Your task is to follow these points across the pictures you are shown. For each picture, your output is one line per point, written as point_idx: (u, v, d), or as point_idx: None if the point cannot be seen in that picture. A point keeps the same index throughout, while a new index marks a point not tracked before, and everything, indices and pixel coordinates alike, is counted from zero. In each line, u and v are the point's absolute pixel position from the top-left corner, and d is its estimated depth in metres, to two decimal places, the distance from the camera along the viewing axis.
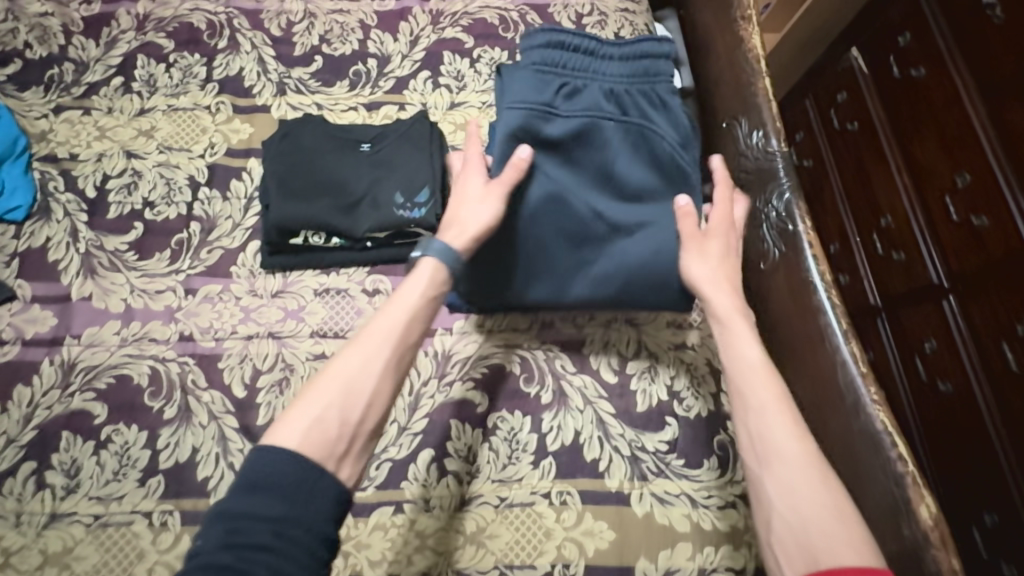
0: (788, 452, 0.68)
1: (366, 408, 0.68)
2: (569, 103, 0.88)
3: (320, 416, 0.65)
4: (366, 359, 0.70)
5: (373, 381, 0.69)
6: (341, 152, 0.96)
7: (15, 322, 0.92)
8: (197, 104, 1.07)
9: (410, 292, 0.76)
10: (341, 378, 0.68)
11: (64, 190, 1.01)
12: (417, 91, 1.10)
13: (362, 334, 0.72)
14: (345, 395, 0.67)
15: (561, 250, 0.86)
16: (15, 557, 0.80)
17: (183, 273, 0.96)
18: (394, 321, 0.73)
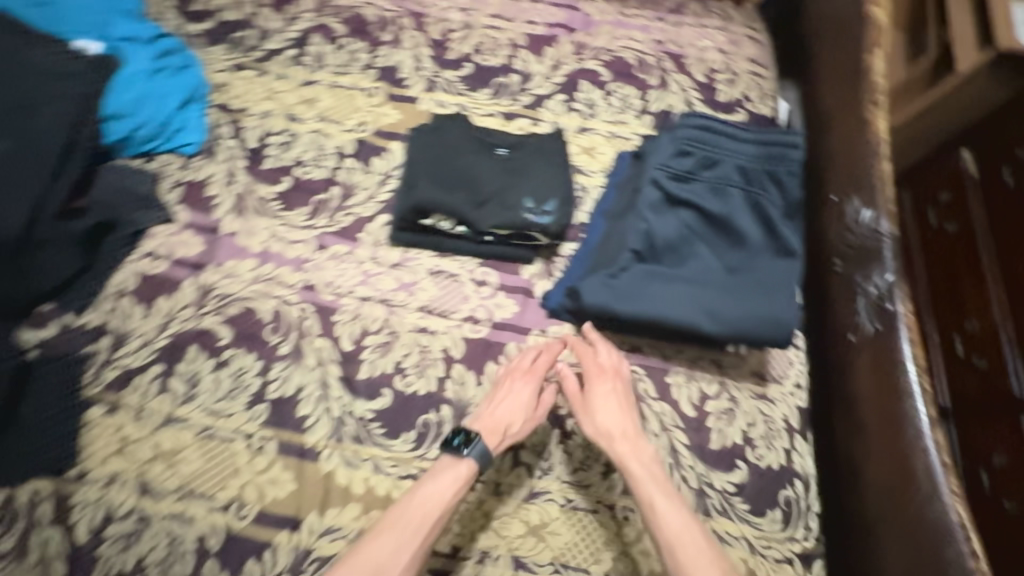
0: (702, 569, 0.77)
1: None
2: (705, 171, 0.95)
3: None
4: (396, 544, 0.78)
5: (400, 565, 0.77)
6: (480, 153, 1.04)
7: (168, 241, 1.03)
8: (356, 85, 1.19)
9: (448, 478, 0.83)
10: (373, 561, 0.76)
11: (230, 135, 1.13)
12: (551, 111, 1.18)
13: (398, 522, 0.79)
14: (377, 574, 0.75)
15: (678, 289, 0.88)
16: (129, 446, 0.89)
17: (318, 229, 1.05)
18: (427, 509, 0.80)
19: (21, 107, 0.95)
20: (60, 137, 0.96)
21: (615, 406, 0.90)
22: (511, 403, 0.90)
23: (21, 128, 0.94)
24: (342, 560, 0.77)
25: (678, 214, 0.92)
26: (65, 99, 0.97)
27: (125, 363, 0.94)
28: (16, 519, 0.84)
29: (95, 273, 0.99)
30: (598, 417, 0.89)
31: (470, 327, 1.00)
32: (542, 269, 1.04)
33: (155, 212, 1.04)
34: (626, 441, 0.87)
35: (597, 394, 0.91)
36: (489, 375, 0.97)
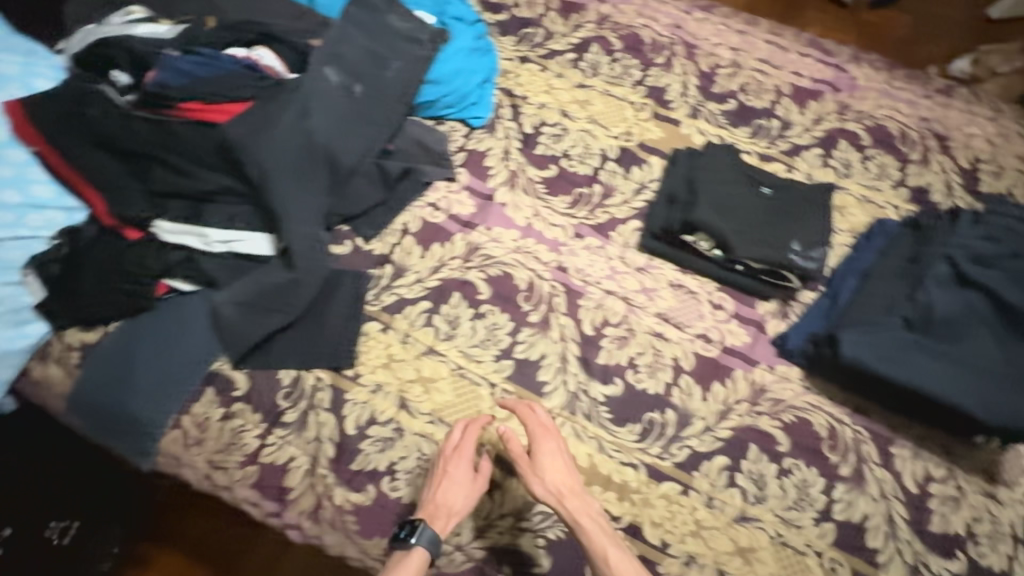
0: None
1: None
2: (1004, 261, 0.98)
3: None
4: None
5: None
6: (746, 186, 1.09)
7: (449, 196, 1.15)
8: (626, 97, 1.28)
9: (405, 567, 0.84)
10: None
11: (510, 118, 1.25)
12: (806, 162, 1.21)
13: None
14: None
15: (955, 361, 0.91)
16: (394, 364, 1.01)
17: (577, 219, 1.15)
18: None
19: (377, 58, 1.11)
20: (401, 88, 1.11)
21: (560, 460, 0.91)
22: (454, 486, 0.88)
23: (374, 74, 1.10)
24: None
25: (965, 294, 0.96)
26: (408, 59, 1.13)
27: (400, 292, 1.07)
28: (300, 397, 0.97)
29: (388, 208, 1.12)
30: (548, 476, 0.89)
31: (702, 345, 1.05)
32: (777, 309, 1.08)
33: (441, 168, 1.17)
34: (575, 498, 0.88)
35: (543, 452, 0.91)
36: (714, 394, 1.01)
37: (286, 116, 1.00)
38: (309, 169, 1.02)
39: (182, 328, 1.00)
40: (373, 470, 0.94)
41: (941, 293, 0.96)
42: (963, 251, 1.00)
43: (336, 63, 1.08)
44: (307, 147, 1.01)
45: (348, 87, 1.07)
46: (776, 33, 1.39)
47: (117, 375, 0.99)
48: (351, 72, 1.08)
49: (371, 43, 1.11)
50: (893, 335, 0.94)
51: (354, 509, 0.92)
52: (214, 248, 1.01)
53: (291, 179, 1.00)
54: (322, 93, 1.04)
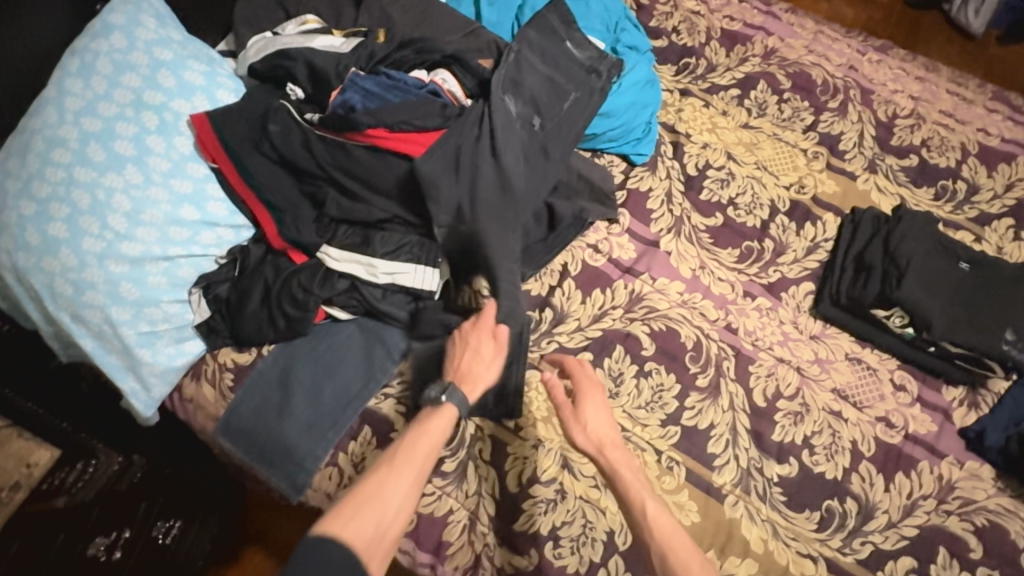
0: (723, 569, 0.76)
1: (397, 516, 0.76)
2: None
3: (357, 514, 0.73)
4: (400, 473, 0.78)
5: (401, 494, 0.77)
6: (944, 260, 1.00)
7: (610, 239, 1.09)
8: (796, 144, 1.19)
9: (439, 422, 0.84)
10: (376, 484, 0.77)
11: (672, 157, 1.18)
12: (996, 233, 1.11)
13: (409, 446, 0.81)
14: (377, 500, 0.75)
15: None
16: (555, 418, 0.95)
17: (746, 276, 1.07)
18: (429, 443, 0.82)
19: (555, 89, 1.04)
20: (579, 121, 1.04)
21: (603, 412, 0.90)
22: (482, 355, 0.90)
23: (556, 107, 1.03)
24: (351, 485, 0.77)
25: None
26: (586, 92, 1.06)
27: (562, 340, 1.01)
28: (460, 445, 0.93)
29: (550, 245, 1.07)
30: (590, 425, 0.89)
31: (884, 429, 0.97)
32: (966, 396, 0.99)
33: (604, 207, 1.10)
34: (615, 449, 0.87)
35: (588, 403, 0.91)
36: (898, 486, 0.93)
37: (482, 155, 0.95)
38: (511, 209, 0.96)
39: (340, 359, 0.98)
40: (535, 534, 0.88)
41: None
42: None
43: (515, 93, 1.01)
44: (501, 190, 0.95)
45: (529, 120, 1.01)
46: (957, 84, 1.28)
47: (271, 403, 0.96)
48: (530, 102, 1.02)
49: (547, 73, 1.05)
50: None
51: (514, 572, 0.87)
52: (379, 279, 0.97)
53: (490, 221, 0.94)
54: (508, 128, 0.98)
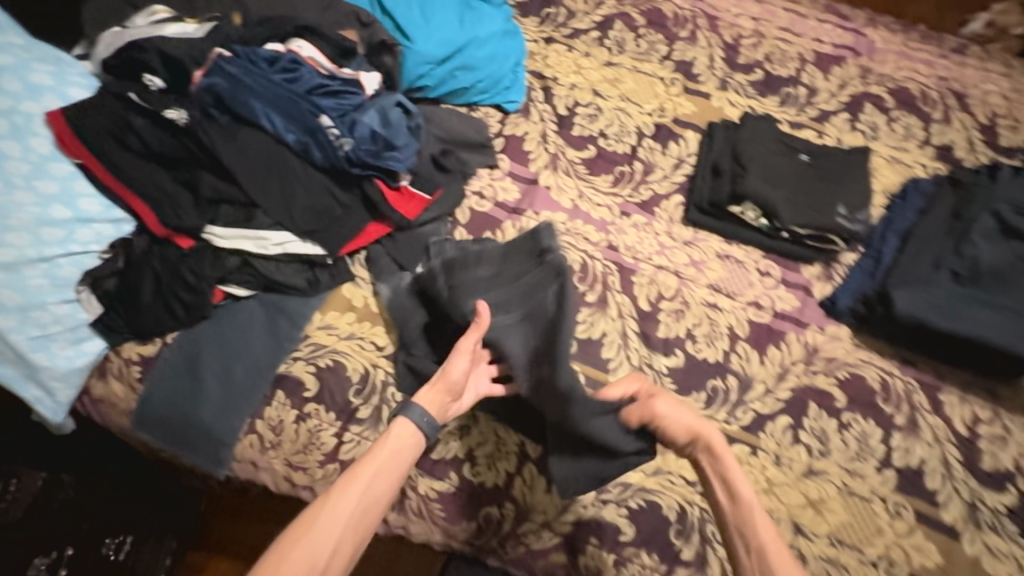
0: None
1: (332, 561, 0.76)
2: None
3: (289, 560, 0.73)
4: (343, 517, 0.77)
5: (338, 537, 0.76)
6: (786, 155, 1.12)
7: (493, 184, 1.16)
8: (655, 73, 1.29)
9: (400, 452, 0.83)
10: (320, 527, 0.76)
11: (544, 101, 1.25)
12: (836, 127, 1.24)
13: (362, 473, 0.80)
14: (318, 527, 0.76)
15: (1007, 313, 0.93)
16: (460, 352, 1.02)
17: (621, 198, 1.16)
18: (381, 474, 0.81)
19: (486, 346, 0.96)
20: (564, 317, 0.94)
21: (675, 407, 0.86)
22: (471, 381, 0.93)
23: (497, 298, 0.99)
24: (296, 523, 0.76)
25: (1011, 245, 0.97)
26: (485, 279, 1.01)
27: None
28: (371, 393, 0.98)
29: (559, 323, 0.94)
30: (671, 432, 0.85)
31: (755, 311, 1.08)
32: (822, 271, 1.11)
33: (483, 156, 1.18)
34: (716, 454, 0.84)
35: (661, 408, 0.86)
36: (771, 358, 1.05)
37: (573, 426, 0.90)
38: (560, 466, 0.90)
39: (245, 336, 1.00)
40: (453, 458, 0.95)
41: (983, 243, 0.98)
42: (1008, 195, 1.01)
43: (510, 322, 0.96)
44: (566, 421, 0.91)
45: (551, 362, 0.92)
46: (792, 2, 1.40)
47: (181, 390, 0.98)
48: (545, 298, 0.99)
49: (507, 280, 1.01)
50: (945, 289, 0.96)
51: (438, 496, 0.94)
52: (270, 251, 1.00)
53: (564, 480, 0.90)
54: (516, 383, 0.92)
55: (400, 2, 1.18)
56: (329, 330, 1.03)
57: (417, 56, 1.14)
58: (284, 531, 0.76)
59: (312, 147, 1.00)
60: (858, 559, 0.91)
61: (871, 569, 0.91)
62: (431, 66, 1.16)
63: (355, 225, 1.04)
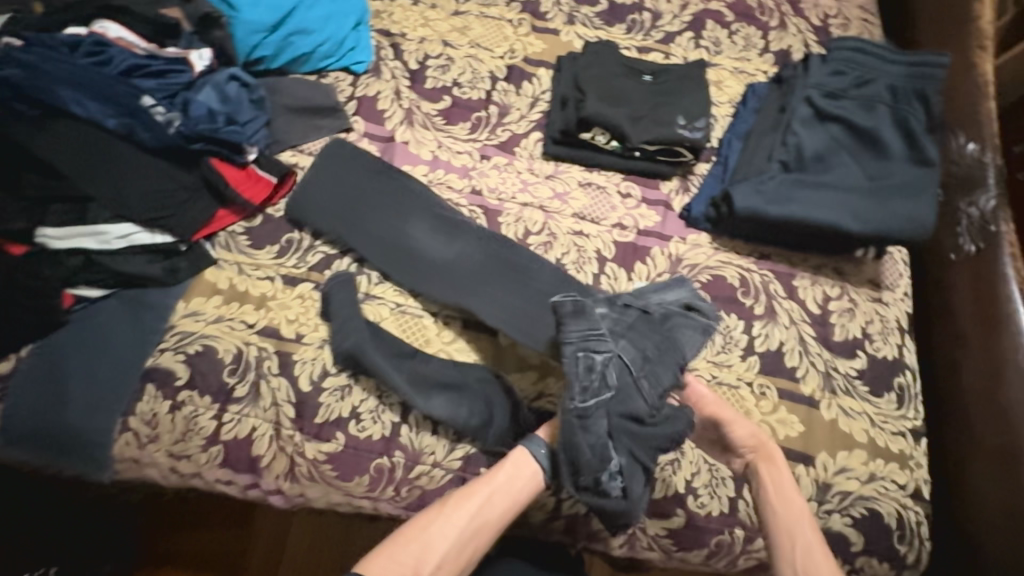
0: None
1: (439, 564, 0.85)
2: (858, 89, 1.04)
3: (399, 553, 0.85)
4: (453, 525, 0.86)
5: (447, 547, 0.86)
6: (629, 77, 1.15)
7: (350, 147, 1.15)
8: (503, 17, 1.29)
9: (520, 475, 0.90)
10: (431, 533, 0.86)
11: (394, 58, 1.23)
12: (681, 47, 1.28)
13: (478, 492, 0.88)
14: (424, 538, 0.85)
15: (828, 192, 0.99)
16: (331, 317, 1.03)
17: (479, 143, 1.17)
18: (496, 495, 0.88)
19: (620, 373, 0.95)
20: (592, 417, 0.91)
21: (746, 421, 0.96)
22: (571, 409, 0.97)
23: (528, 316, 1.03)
24: (410, 524, 0.87)
25: (827, 127, 1.03)
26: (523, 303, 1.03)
27: (325, 250, 1.07)
28: (246, 370, 0.97)
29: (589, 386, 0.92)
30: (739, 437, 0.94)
31: (620, 233, 1.12)
32: (679, 185, 1.15)
33: (335, 120, 1.15)
34: (772, 458, 0.93)
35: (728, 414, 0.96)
36: (638, 273, 1.09)
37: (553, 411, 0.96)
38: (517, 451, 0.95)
39: (103, 336, 0.97)
40: (338, 418, 0.96)
41: (803, 129, 1.03)
42: (818, 82, 1.07)
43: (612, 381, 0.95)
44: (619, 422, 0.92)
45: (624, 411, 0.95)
46: None
47: (45, 401, 0.94)
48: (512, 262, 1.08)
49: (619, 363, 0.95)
50: (773, 179, 1.02)
51: (327, 457, 0.95)
52: (115, 245, 0.97)
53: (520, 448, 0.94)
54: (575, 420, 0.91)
55: None
56: (196, 317, 1.00)
57: (246, 25, 1.11)
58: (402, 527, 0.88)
59: (137, 129, 0.98)
60: None
61: None
62: (264, 35, 1.13)
63: (202, 211, 1.02)
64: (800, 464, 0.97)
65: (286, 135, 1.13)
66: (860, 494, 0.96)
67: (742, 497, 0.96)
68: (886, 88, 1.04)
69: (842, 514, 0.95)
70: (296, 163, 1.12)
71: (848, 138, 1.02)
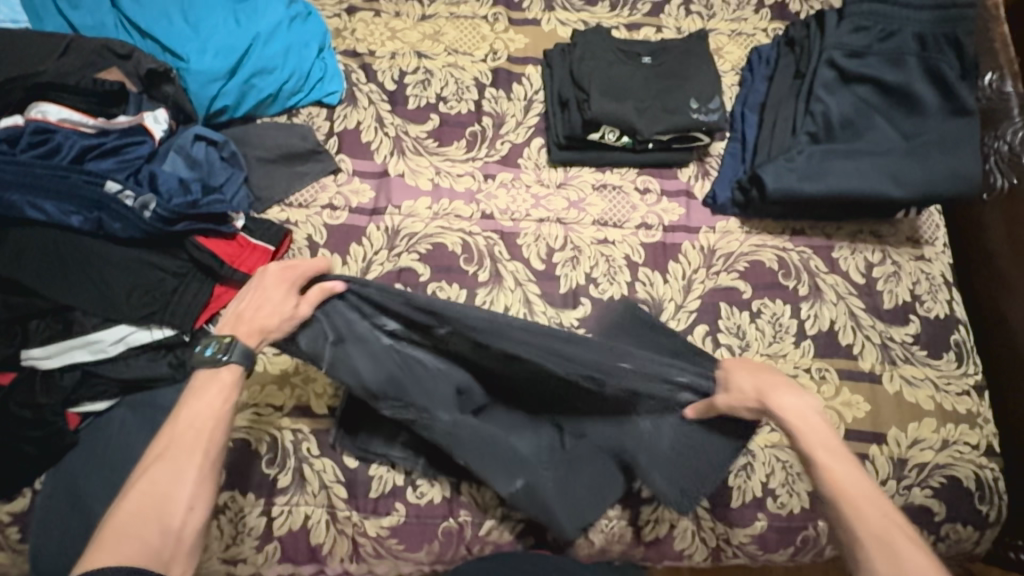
0: (905, 555, 0.67)
1: (189, 514, 0.70)
2: (881, 44, 1.00)
3: (129, 531, 0.66)
4: (175, 468, 0.70)
5: (189, 488, 0.70)
6: (628, 64, 1.07)
7: (342, 191, 1.04)
8: (476, 14, 1.17)
9: (213, 392, 0.75)
10: (157, 492, 0.69)
11: (367, 81, 1.11)
12: (672, 16, 1.18)
13: (168, 437, 0.72)
14: (146, 510, 0.67)
15: (866, 159, 0.95)
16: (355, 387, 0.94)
17: (479, 161, 1.08)
18: (204, 423, 0.73)
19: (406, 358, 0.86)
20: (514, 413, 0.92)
21: (745, 367, 0.83)
22: (739, 373, 0.82)
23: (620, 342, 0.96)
24: (123, 497, 0.68)
25: (852, 90, 0.99)
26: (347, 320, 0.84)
27: None
28: (285, 457, 0.90)
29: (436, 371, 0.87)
30: (750, 385, 0.81)
31: (645, 234, 1.05)
32: (697, 170, 1.08)
33: (320, 163, 1.05)
34: (789, 399, 0.79)
35: (734, 365, 0.84)
36: (673, 274, 1.03)
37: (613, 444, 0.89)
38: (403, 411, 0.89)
39: (120, 450, 0.89)
40: (393, 489, 0.90)
41: (829, 94, 0.99)
42: (840, 39, 1.00)
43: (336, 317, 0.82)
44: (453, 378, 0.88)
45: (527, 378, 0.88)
46: None
47: (72, 533, 0.85)
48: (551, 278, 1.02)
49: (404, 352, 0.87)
50: (806, 153, 0.97)
51: (391, 531, 0.90)
52: (111, 351, 0.88)
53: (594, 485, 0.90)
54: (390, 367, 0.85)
55: (158, 16, 1.01)
56: None
57: (199, 75, 0.99)
58: (114, 508, 0.68)
59: (106, 220, 0.88)
60: None
61: None
62: (222, 82, 1.01)
63: (198, 294, 0.92)
64: (873, 444, 0.94)
65: (268, 190, 1.02)
66: (937, 463, 0.94)
67: None
68: (910, 38, 1.00)
69: (922, 487, 0.93)
70: (287, 220, 1.02)
71: (878, 98, 0.98)
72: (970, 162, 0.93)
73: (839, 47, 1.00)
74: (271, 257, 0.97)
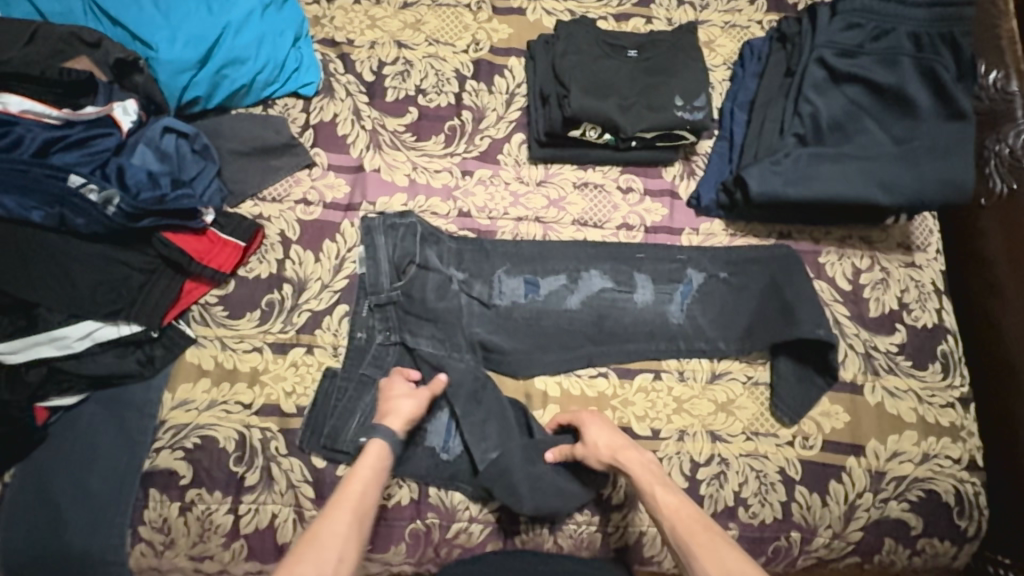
0: (699, 541, 0.76)
1: (339, 565, 0.73)
2: (876, 42, 0.95)
3: (300, 569, 0.70)
4: (345, 525, 0.75)
5: (346, 543, 0.74)
6: (613, 58, 1.03)
7: (316, 186, 1.02)
8: (458, 2, 1.13)
9: (370, 460, 0.82)
10: (324, 543, 0.73)
11: (345, 72, 1.08)
12: (663, 7, 1.13)
13: (341, 495, 0.78)
14: (314, 553, 0.72)
15: (854, 163, 0.92)
16: (323, 387, 0.93)
17: (457, 156, 1.05)
18: (360, 487, 0.79)
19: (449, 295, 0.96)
20: (533, 362, 0.96)
21: (606, 423, 0.89)
22: (600, 428, 0.87)
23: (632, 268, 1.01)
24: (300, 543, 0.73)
25: (844, 90, 0.95)
26: (412, 254, 0.97)
27: (311, 306, 0.97)
28: (254, 456, 0.90)
29: (479, 316, 0.97)
30: (597, 440, 0.86)
31: (626, 234, 1.02)
32: (683, 169, 1.05)
33: (294, 157, 1.02)
34: (627, 450, 0.85)
35: (590, 424, 0.88)
36: (652, 277, 1.00)
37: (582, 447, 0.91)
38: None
39: (90, 445, 0.89)
40: None
41: (819, 94, 0.95)
42: (832, 36, 0.96)
43: (407, 277, 0.96)
44: (500, 318, 0.97)
45: (563, 286, 0.99)
46: None
47: (41, 526, 0.85)
48: (533, 270, 1.00)
49: (457, 291, 0.97)
50: (791, 155, 0.94)
51: None
52: (77, 347, 0.88)
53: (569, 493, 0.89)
54: (445, 307, 0.95)
55: (126, 2, 0.98)
56: (187, 407, 0.91)
57: (169, 65, 0.97)
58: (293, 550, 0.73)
59: (69, 215, 0.87)
60: (776, 444, 0.93)
61: (788, 449, 0.92)
62: (192, 72, 0.98)
63: (167, 290, 0.91)
64: (851, 455, 0.92)
65: (242, 185, 1.01)
66: (916, 476, 0.92)
67: (794, 499, 0.91)
68: (907, 35, 0.95)
69: (900, 500, 0.91)
70: (260, 214, 1.00)
71: (870, 99, 0.94)
72: (961, 169, 0.90)
73: (832, 44, 0.96)
74: (244, 254, 0.97)
